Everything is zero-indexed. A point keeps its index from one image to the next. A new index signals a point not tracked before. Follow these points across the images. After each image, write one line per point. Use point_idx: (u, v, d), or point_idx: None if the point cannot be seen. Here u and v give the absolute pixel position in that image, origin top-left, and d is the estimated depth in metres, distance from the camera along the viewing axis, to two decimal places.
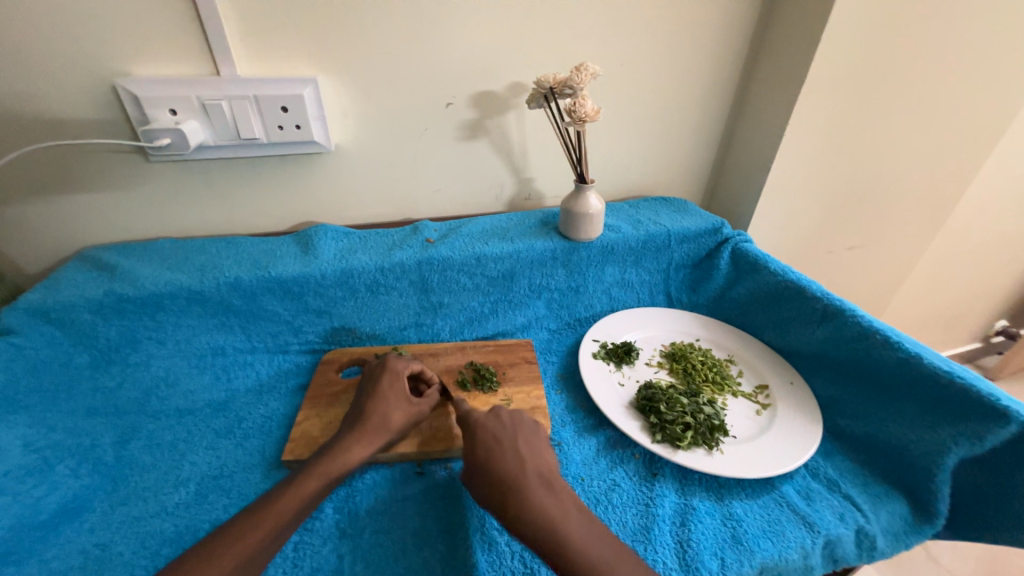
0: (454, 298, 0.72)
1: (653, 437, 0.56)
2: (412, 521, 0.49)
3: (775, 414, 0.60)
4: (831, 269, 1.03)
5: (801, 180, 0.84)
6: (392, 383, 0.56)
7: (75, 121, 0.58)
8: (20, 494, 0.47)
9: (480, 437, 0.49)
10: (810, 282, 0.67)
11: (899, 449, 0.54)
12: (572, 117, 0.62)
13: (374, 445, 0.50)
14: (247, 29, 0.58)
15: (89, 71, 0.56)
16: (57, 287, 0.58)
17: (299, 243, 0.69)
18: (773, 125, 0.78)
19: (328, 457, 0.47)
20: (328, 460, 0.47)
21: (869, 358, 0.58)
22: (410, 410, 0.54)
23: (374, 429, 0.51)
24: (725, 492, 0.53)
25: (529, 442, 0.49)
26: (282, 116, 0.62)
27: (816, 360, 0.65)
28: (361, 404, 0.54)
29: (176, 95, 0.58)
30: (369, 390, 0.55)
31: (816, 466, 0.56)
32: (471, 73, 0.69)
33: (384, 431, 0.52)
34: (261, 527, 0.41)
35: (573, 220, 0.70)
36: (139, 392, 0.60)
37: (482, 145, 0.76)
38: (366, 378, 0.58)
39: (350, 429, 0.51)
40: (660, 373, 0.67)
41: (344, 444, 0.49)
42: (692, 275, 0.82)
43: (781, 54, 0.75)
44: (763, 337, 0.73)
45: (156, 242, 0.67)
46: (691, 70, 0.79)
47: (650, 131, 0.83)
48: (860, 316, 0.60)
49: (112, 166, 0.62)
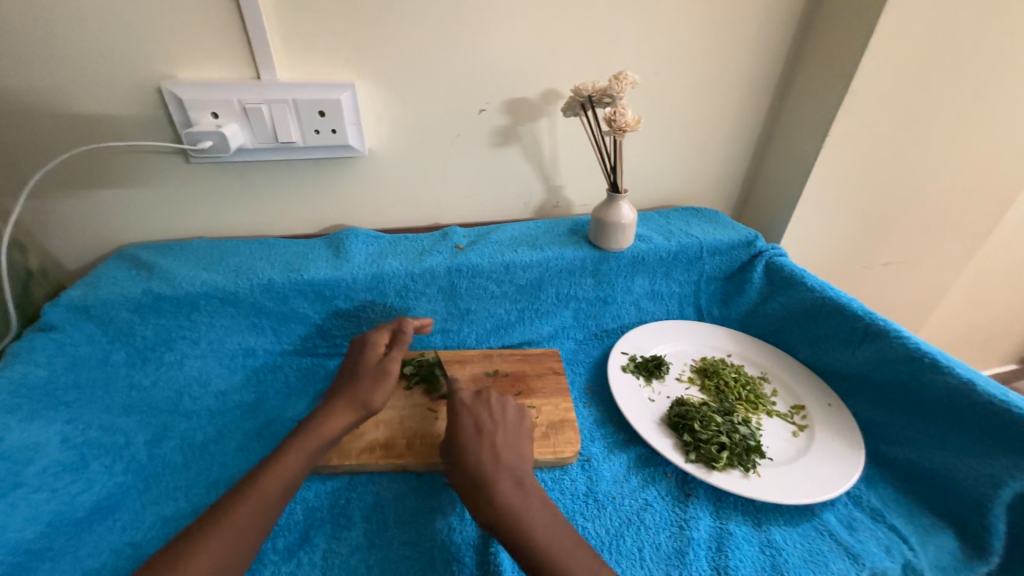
0: (482, 305, 0.71)
1: (687, 456, 0.54)
2: (441, 533, 0.49)
3: (814, 436, 0.58)
4: (866, 285, 1.00)
5: (839, 194, 0.81)
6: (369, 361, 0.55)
7: (122, 122, 0.60)
8: (58, 490, 0.48)
9: (465, 422, 0.50)
10: (850, 299, 0.65)
11: (948, 479, 0.52)
12: (611, 126, 0.62)
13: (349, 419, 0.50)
14: (289, 34, 0.59)
15: (136, 74, 0.57)
16: (97, 284, 0.59)
17: (330, 247, 0.69)
18: (812, 136, 0.76)
19: (307, 432, 0.48)
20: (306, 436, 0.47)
21: (916, 382, 0.56)
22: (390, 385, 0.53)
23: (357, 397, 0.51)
24: (762, 517, 0.51)
25: (507, 437, 0.49)
26: (319, 120, 0.63)
27: (856, 381, 0.63)
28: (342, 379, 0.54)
29: (219, 99, 0.59)
30: (351, 368, 0.55)
31: (859, 494, 0.54)
32: (506, 80, 0.69)
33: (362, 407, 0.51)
34: (291, 466, 0.45)
35: (605, 229, 0.69)
36: (172, 391, 0.61)
37: (513, 151, 0.75)
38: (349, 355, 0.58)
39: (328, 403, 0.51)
40: (690, 389, 0.65)
41: (322, 418, 0.49)
42: (723, 288, 0.80)
43: (822, 63, 0.73)
44: (798, 354, 0.71)
45: (191, 242, 0.68)
46: (727, 77, 0.77)
47: (683, 140, 0.82)
48: (906, 337, 0.57)
49: (153, 167, 0.64)
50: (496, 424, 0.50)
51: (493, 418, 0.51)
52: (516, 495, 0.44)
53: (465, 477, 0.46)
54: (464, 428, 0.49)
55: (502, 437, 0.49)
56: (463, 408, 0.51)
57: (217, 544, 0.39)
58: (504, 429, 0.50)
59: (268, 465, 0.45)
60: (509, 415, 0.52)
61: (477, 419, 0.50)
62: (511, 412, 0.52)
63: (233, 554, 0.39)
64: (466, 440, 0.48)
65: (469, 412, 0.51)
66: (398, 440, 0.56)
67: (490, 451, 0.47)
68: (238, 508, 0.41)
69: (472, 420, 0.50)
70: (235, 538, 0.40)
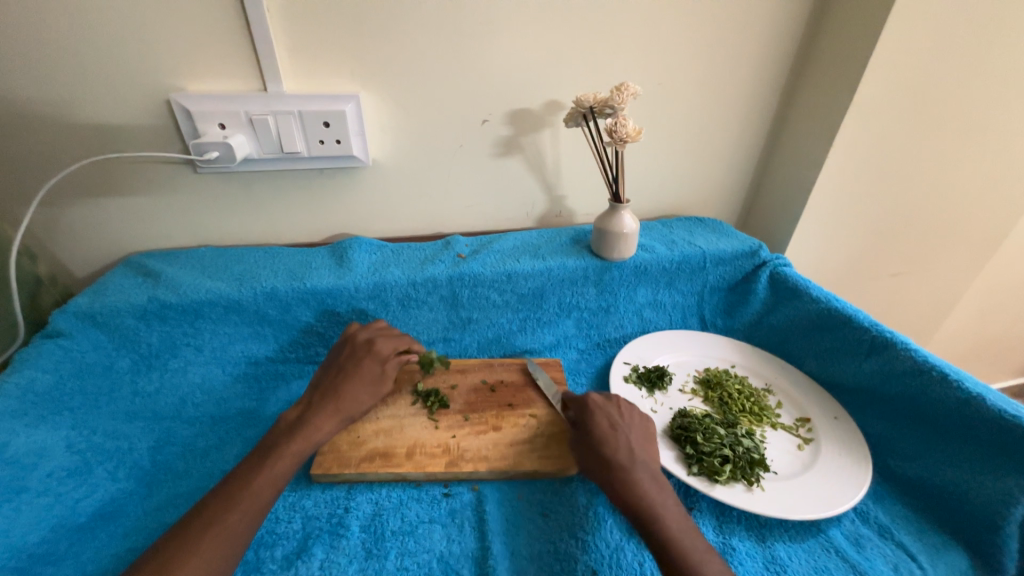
0: (484, 314, 0.71)
1: (689, 469, 0.54)
2: (439, 545, 0.48)
3: (819, 450, 0.57)
4: (873, 296, 0.99)
5: (844, 204, 0.81)
6: (367, 368, 0.57)
7: (132, 134, 0.61)
8: (60, 496, 0.48)
9: (598, 420, 0.53)
10: (856, 311, 0.64)
11: (957, 495, 0.50)
12: (612, 137, 0.62)
13: (338, 425, 0.53)
14: (295, 48, 0.60)
15: (148, 87, 0.59)
16: (104, 292, 0.60)
17: (333, 255, 0.70)
18: (816, 146, 0.75)
19: (302, 434, 0.50)
20: (300, 441, 0.49)
21: (924, 395, 0.55)
22: (376, 392, 0.57)
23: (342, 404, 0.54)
24: (766, 532, 0.50)
25: (642, 440, 0.52)
26: (323, 131, 0.64)
27: (864, 394, 0.62)
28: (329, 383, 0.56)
29: (226, 110, 0.60)
30: (339, 369, 0.57)
31: (866, 510, 0.53)
32: (508, 91, 0.70)
33: (349, 413, 0.55)
34: (283, 468, 0.47)
35: (606, 239, 0.69)
36: (176, 397, 0.61)
37: (515, 161, 0.75)
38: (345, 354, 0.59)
39: (320, 406, 0.53)
40: (694, 400, 0.64)
41: (315, 423, 0.51)
42: (727, 298, 0.79)
43: (825, 74, 0.73)
44: (803, 366, 0.70)
45: (196, 250, 0.69)
46: (730, 88, 0.77)
47: (685, 150, 0.82)
48: (913, 349, 0.57)
49: (161, 177, 0.65)
50: (635, 424, 0.54)
51: (627, 417, 0.54)
52: (651, 485, 0.47)
53: (602, 466, 0.49)
54: (601, 424, 0.53)
55: (636, 435, 0.52)
56: (597, 407, 0.55)
57: (208, 548, 0.40)
58: (637, 428, 0.53)
59: (259, 466, 0.46)
60: (635, 417, 0.55)
61: (611, 418, 0.54)
62: (638, 419, 0.54)
63: (225, 557, 0.40)
64: (604, 435, 0.52)
65: (602, 411, 0.55)
66: (398, 449, 0.56)
67: (627, 445, 0.51)
68: (230, 509, 0.42)
69: (606, 419, 0.54)
70: (232, 533, 0.41)
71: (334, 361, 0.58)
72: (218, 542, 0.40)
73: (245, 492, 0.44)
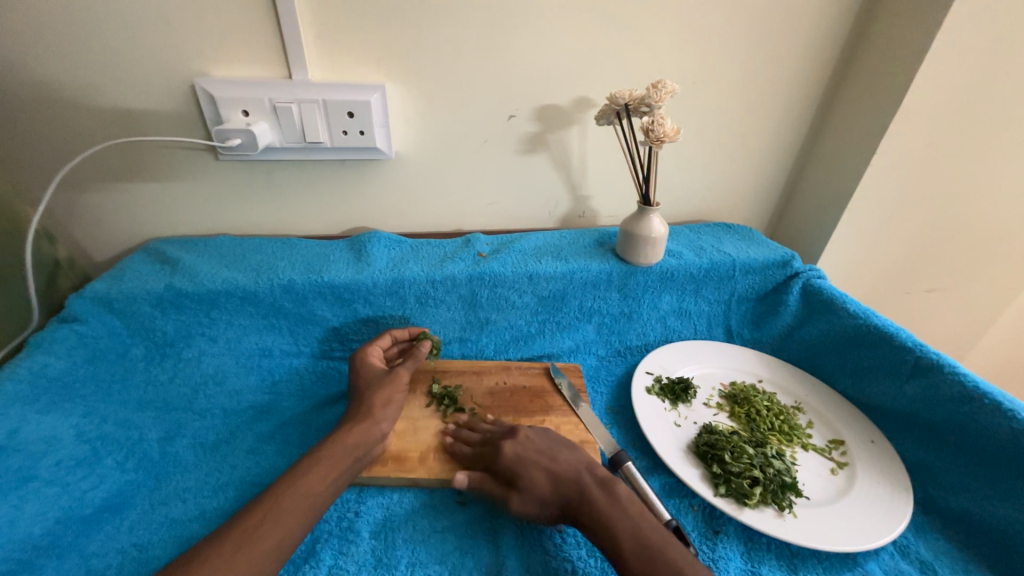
0: (502, 315, 0.69)
1: (715, 489, 0.51)
2: (452, 556, 0.46)
3: (854, 475, 0.54)
4: (907, 312, 0.94)
5: (883, 215, 0.77)
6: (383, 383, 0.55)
7: (154, 119, 0.60)
8: (68, 486, 0.47)
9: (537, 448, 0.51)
10: (898, 329, 0.60)
11: (1010, 535, 0.47)
12: (648, 136, 0.59)
13: (365, 436, 0.50)
14: (323, 34, 0.58)
15: (172, 70, 0.58)
16: (122, 278, 0.59)
17: (352, 249, 0.68)
18: (859, 154, 0.71)
19: (329, 446, 0.48)
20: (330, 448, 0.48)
21: (973, 425, 0.51)
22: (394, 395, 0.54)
23: (374, 413, 0.52)
24: (798, 563, 0.47)
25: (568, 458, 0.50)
26: (347, 121, 0.62)
27: (905, 418, 0.58)
28: (360, 396, 0.55)
29: (250, 97, 0.59)
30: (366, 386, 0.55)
31: (906, 544, 0.50)
32: (537, 85, 0.67)
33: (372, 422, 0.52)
34: (316, 474, 0.45)
35: (634, 243, 0.66)
36: (188, 387, 0.60)
37: (541, 158, 0.73)
38: (365, 374, 0.57)
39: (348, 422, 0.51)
40: (719, 416, 0.61)
41: (343, 433, 0.50)
42: (756, 309, 0.76)
43: (872, 76, 0.69)
44: (836, 384, 0.67)
45: (215, 239, 0.68)
46: (768, 89, 0.74)
47: (717, 153, 0.79)
48: (962, 373, 0.53)
49: (182, 162, 0.64)
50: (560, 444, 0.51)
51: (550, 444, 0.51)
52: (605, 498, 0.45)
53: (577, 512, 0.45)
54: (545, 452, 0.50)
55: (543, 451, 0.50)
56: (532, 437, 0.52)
57: (234, 546, 0.39)
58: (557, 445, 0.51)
59: (291, 479, 0.44)
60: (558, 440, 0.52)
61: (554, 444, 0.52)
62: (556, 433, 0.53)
63: (249, 555, 0.39)
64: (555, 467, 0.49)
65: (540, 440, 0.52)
66: (411, 453, 0.54)
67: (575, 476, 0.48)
68: (257, 514, 0.41)
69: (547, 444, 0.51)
70: (249, 538, 0.40)
71: (359, 379, 0.57)
72: (241, 541, 0.39)
73: (277, 506, 0.42)
